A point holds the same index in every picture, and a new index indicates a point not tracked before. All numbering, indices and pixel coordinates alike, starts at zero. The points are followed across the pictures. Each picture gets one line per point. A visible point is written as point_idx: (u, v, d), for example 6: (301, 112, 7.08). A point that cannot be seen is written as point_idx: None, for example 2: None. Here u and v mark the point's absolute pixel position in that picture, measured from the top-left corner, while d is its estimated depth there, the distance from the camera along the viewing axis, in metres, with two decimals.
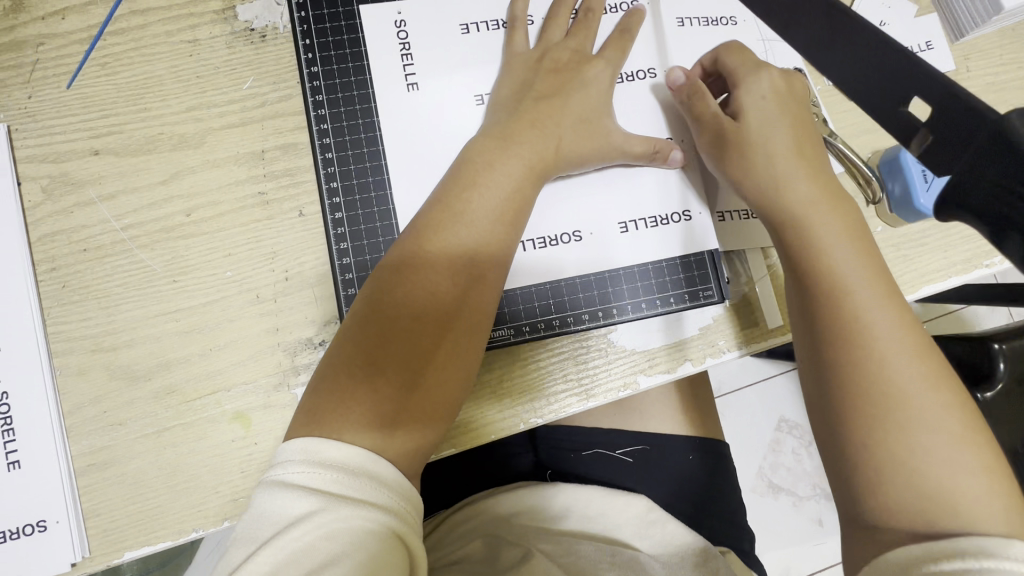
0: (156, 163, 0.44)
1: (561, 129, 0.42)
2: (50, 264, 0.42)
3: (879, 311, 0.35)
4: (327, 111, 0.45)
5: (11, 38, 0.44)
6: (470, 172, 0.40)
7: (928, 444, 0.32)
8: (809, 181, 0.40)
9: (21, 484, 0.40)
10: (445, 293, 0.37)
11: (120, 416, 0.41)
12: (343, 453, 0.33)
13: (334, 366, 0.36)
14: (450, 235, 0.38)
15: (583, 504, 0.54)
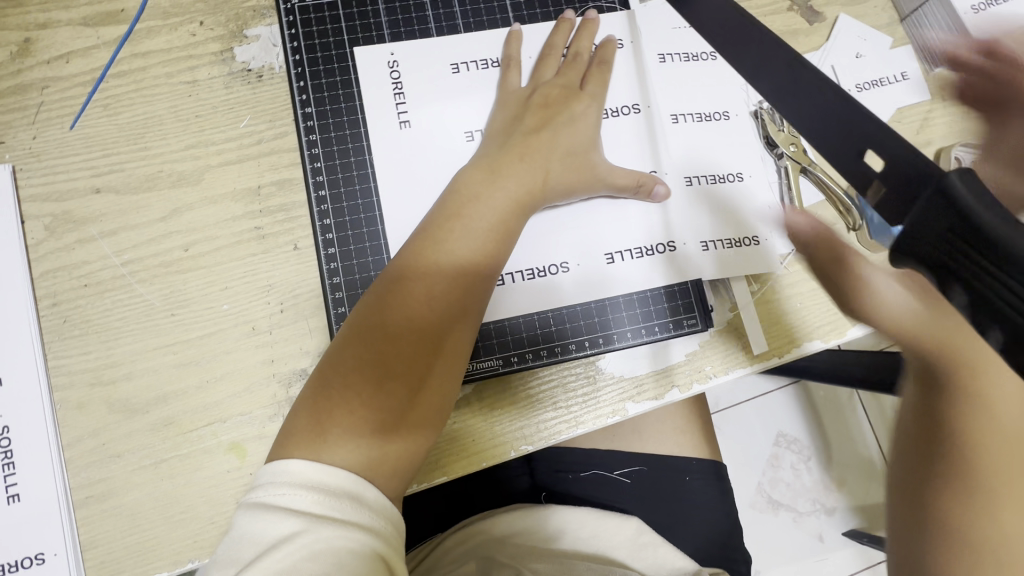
0: (156, 200, 0.45)
1: (548, 162, 0.44)
2: (52, 299, 0.43)
3: (977, 407, 0.40)
4: (322, 149, 0.47)
5: (18, 82, 0.45)
6: (459, 202, 0.41)
7: (994, 541, 0.38)
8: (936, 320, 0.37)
9: (21, 516, 0.40)
10: (432, 320, 0.38)
11: (118, 448, 0.42)
12: (325, 476, 0.34)
13: (318, 394, 0.37)
14: (432, 265, 0.39)
15: (576, 527, 0.55)
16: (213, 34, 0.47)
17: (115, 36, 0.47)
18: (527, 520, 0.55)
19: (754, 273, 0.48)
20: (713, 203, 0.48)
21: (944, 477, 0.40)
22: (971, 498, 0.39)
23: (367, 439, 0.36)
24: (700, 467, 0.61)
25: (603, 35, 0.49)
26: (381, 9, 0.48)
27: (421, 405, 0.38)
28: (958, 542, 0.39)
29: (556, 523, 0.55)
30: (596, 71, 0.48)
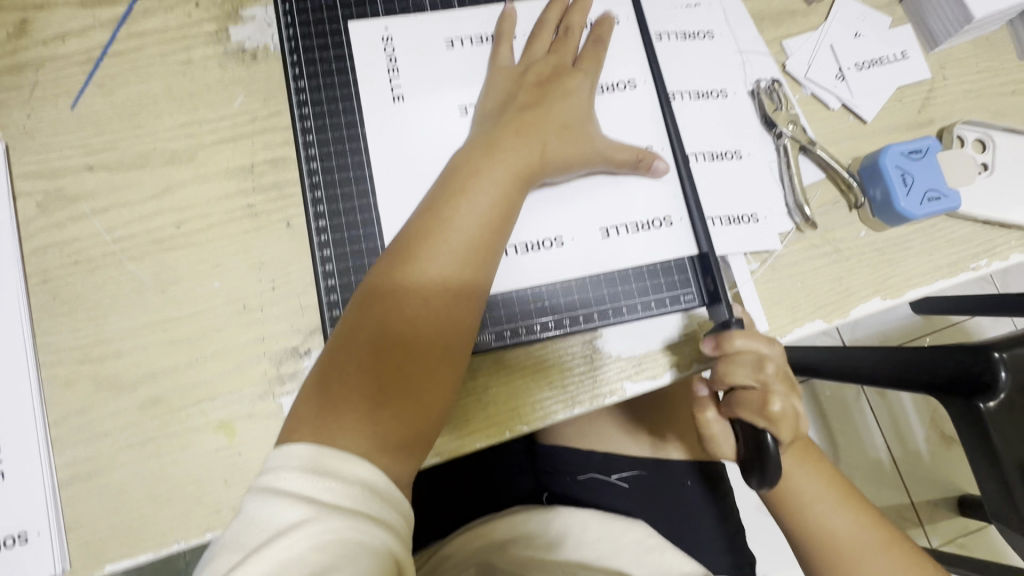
0: (149, 179, 0.45)
1: (546, 136, 0.43)
2: (43, 276, 0.43)
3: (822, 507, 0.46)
4: (313, 125, 0.46)
5: (14, 61, 0.45)
6: (446, 199, 0.40)
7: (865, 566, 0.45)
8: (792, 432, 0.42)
9: (4, 495, 0.39)
10: (427, 316, 0.38)
11: (106, 427, 0.41)
12: (339, 462, 0.33)
13: (325, 378, 0.37)
14: (438, 245, 0.39)
15: (580, 529, 0.53)
16: (209, 15, 0.48)
17: (112, 16, 0.47)
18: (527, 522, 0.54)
19: (755, 250, 0.47)
20: (710, 178, 0.47)
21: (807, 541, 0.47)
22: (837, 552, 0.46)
23: (372, 436, 0.35)
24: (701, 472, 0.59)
25: (597, 13, 0.49)
26: None
27: (421, 400, 0.37)
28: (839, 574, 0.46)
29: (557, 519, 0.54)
30: (588, 48, 0.47)
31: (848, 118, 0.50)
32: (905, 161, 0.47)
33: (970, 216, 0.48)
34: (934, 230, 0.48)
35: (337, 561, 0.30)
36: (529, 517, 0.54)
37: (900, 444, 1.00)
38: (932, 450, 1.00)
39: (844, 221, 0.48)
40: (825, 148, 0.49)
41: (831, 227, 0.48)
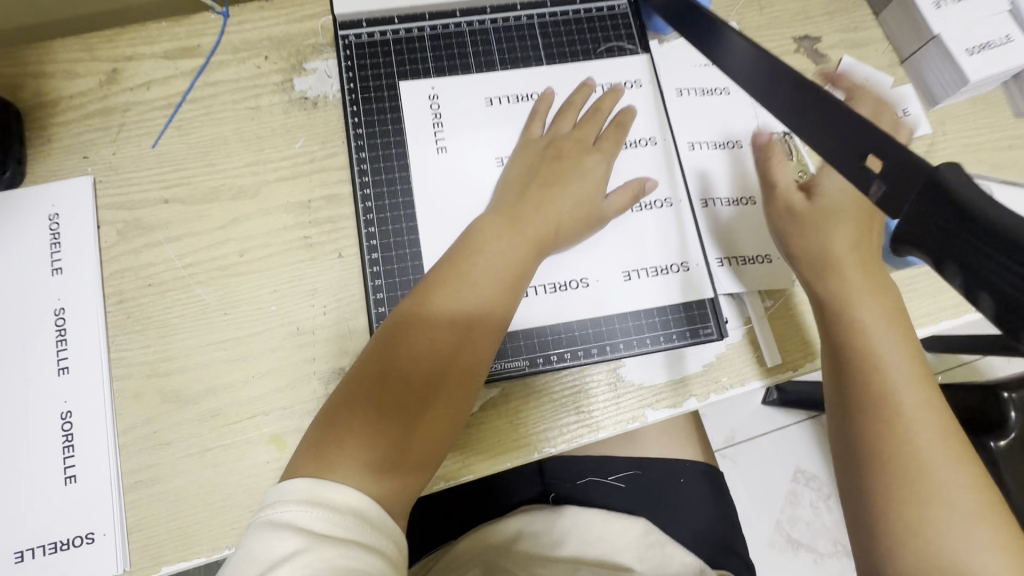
0: (217, 211, 0.50)
1: (560, 209, 0.47)
2: (119, 297, 0.47)
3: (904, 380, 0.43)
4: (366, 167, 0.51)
5: (105, 105, 0.51)
6: (464, 256, 0.44)
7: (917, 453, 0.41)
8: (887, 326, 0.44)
9: (72, 496, 0.43)
10: (437, 364, 0.41)
11: (168, 436, 0.45)
12: (335, 494, 0.35)
13: (338, 405, 0.40)
14: (455, 293, 0.42)
15: (583, 529, 0.59)
16: (276, 67, 0.53)
17: (191, 67, 0.53)
18: (535, 525, 0.59)
19: (763, 291, 0.50)
20: (726, 223, 0.52)
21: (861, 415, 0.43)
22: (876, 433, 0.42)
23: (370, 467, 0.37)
24: (690, 471, 0.67)
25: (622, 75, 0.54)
26: (426, 45, 0.54)
27: (420, 436, 0.40)
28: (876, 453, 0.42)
29: (562, 522, 0.59)
30: (610, 129, 0.51)
31: None
32: None
33: None
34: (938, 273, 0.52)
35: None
36: (535, 519, 0.60)
37: None
38: None
39: None
40: None
41: None
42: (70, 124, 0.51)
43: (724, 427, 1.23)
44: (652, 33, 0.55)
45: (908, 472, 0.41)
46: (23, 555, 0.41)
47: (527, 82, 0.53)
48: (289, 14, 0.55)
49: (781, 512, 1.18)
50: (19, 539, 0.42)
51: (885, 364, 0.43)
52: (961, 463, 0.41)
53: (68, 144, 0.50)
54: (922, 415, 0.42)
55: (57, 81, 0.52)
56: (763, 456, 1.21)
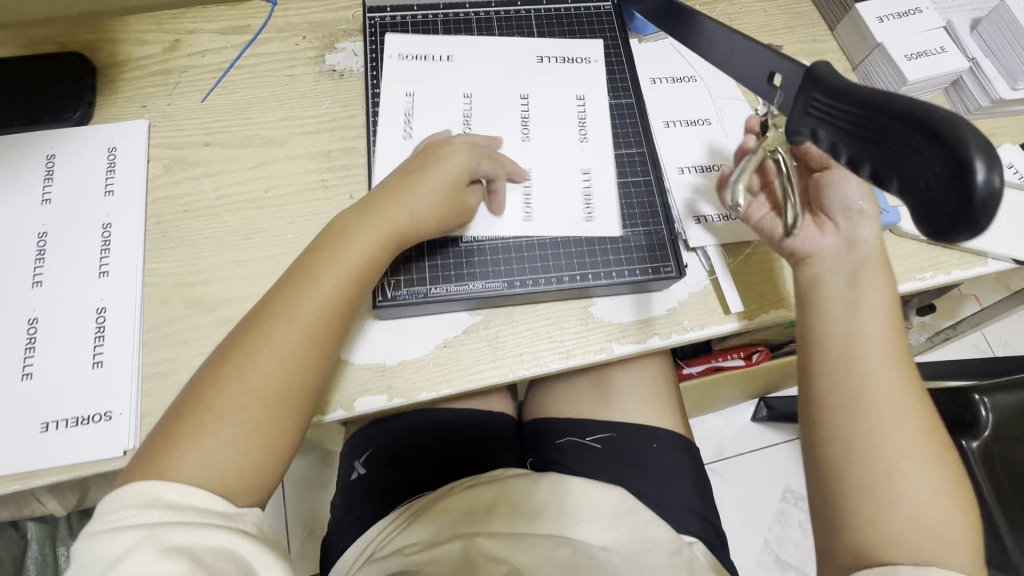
0: (249, 155, 0.58)
1: (413, 199, 0.48)
2: (159, 219, 0.55)
3: (889, 348, 0.45)
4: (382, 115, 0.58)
5: (166, 67, 0.61)
6: (325, 255, 0.46)
7: (896, 423, 0.43)
8: (881, 292, 0.46)
9: (97, 379, 0.48)
10: (289, 357, 0.43)
11: (186, 336, 0.51)
12: (170, 493, 0.37)
13: (181, 406, 0.41)
14: (299, 295, 0.44)
15: (560, 499, 0.60)
16: (311, 45, 0.63)
17: (240, 42, 0.63)
18: (513, 490, 0.61)
19: (731, 243, 0.56)
20: (693, 188, 0.58)
21: (852, 387, 0.44)
22: (862, 403, 0.44)
23: (236, 445, 0.40)
24: (666, 436, 0.65)
25: (576, 53, 0.62)
26: (440, 28, 0.62)
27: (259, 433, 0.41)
28: (864, 426, 0.43)
29: (540, 491, 0.60)
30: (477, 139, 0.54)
31: None
32: None
33: (915, 235, 0.57)
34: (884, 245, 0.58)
35: (178, 563, 0.35)
36: (516, 485, 0.61)
37: None
38: None
39: None
40: None
41: None
42: (135, 80, 0.60)
43: (714, 441, 1.24)
44: (634, 33, 0.65)
45: (880, 445, 0.43)
46: (48, 426, 0.47)
47: (521, 55, 0.61)
48: (326, 5, 0.65)
49: (770, 530, 1.17)
50: (47, 412, 0.47)
51: (877, 340, 0.45)
52: (936, 462, 0.43)
53: (131, 95, 0.59)
54: (900, 384, 0.44)
55: (128, 46, 0.61)
56: (751, 471, 1.22)
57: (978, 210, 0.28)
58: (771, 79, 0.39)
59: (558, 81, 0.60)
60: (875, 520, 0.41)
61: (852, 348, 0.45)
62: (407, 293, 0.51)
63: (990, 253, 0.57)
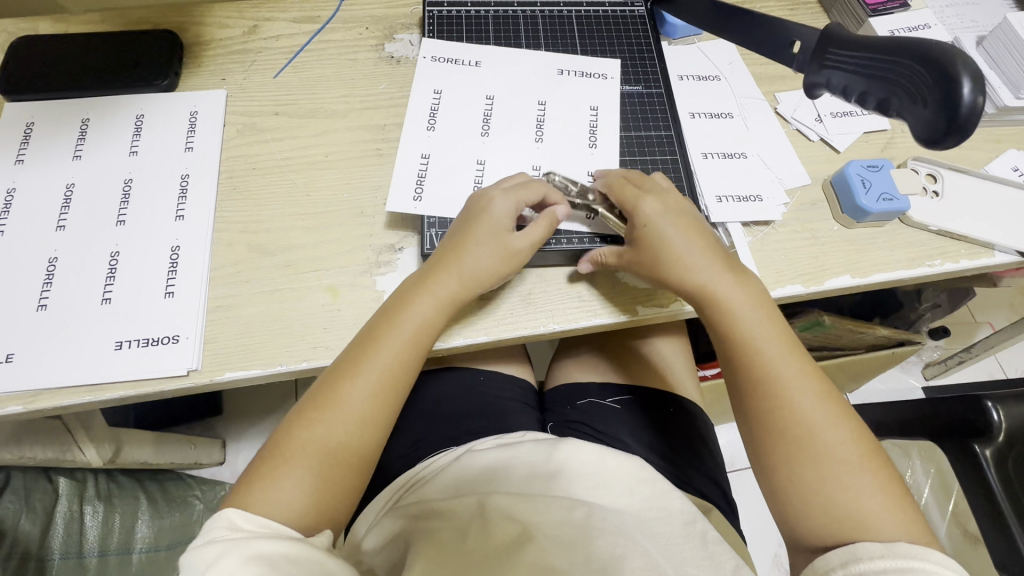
0: (313, 125, 0.64)
1: (461, 261, 0.52)
2: (231, 175, 0.61)
3: (781, 355, 0.51)
4: (416, 109, 0.62)
5: (245, 47, 0.68)
6: (386, 325, 0.51)
7: (807, 409, 0.49)
8: (753, 306, 0.52)
9: (168, 306, 0.53)
10: (359, 411, 0.49)
11: (248, 277, 0.56)
12: (250, 519, 0.42)
13: (270, 450, 0.48)
14: (374, 354, 0.50)
15: (579, 462, 0.57)
16: (373, 35, 0.70)
17: (310, 30, 0.70)
18: (530, 455, 0.59)
19: (751, 223, 0.61)
20: (716, 171, 0.63)
21: (766, 396, 0.50)
22: (777, 405, 0.49)
23: (307, 484, 0.46)
24: (684, 405, 0.68)
25: (593, 69, 0.66)
26: (489, 24, 0.69)
27: (335, 473, 0.47)
28: (786, 426, 0.49)
29: (558, 456, 0.58)
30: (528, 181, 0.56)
31: (825, 147, 0.66)
32: (864, 171, 0.61)
33: (924, 224, 0.61)
34: (894, 233, 0.62)
35: (257, 567, 0.38)
36: (537, 448, 0.60)
37: None
38: None
39: (820, 217, 0.62)
40: (793, 169, 0.64)
41: (810, 220, 0.62)
42: (217, 57, 0.67)
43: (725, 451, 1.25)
44: (664, 36, 0.72)
45: (806, 439, 0.48)
46: (121, 344, 0.52)
47: (544, 66, 0.66)
48: (388, 3, 0.73)
49: (781, 546, 1.15)
50: (123, 332, 0.52)
51: (770, 352, 0.51)
52: (852, 435, 0.48)
53: (212, 70, 0.67)
54: (800, 378, 0.50)
55: (212, 28, 0.69)
56: None
57: (964, 121, 0.39)
58: (792, 46, 0.50)
59: (594, 71, 0.66)
60: (806, 513, 0.47)
61: (754, 361, 0.51)
62: None
63: (996, 245, 0.61)
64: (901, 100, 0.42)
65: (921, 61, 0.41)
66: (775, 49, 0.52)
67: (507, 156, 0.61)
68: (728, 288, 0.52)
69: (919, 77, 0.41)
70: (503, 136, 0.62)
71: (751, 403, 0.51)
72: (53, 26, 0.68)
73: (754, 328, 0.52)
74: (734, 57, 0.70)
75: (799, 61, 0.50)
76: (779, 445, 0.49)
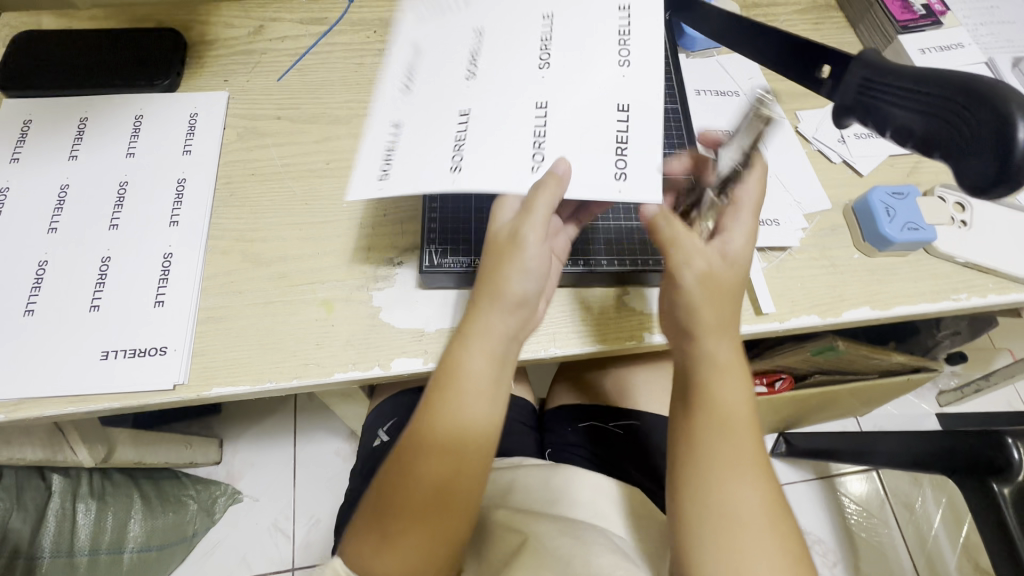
0: (316, 130, 0.62)
1: (511, 288, 0.44)
2: (228, 180, 0.59)
3: (747, 435, 0.44)
4: (394, 68, 0.51)
5: (250, 48, 0.67)
6: (447, 368, 0.45)
7: (752, 500, 0.42)
8: (740, 377, 0.46)
9: (158, 316, 0.52)
10: (453, 472, 0.44)
11: (241, 287, 0.54)
12: None
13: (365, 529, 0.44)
14: (457, 397, 0.44)
15: (575, 489, 0.54)
16: (381, 39, 0.68)
17: (317, 32, 0.68)
18: (528, 479, 0.56)
19: (767, 248, 0.58)
20: None
21: (718, 470, 0.43)
22: (726, 484, 0.42)
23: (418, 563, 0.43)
24: None
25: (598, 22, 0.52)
26: None
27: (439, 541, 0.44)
28: (727, 512, 0.41)
29: (557, 481, 0.55)
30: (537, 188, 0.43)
31: (847, 170, 0.63)
32: (889, 198, 0.58)
33: (950, 256, 0.58)
34: (918, 263, 0.58)
35: None
36: (532, 473, 0.57)
37: (927, 565, 1.15)
38: None
39: (840, 244, 0.59)
40: (812, 192, 0.61)
41: (829, 246, 0.59)
42: (221, 57, 0.66)
43: None
44: (682, 48, 0.69)
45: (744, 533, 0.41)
46: (108, 355, 0.50)
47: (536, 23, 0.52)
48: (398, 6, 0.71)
49: None
50: (109, 341, 0.50)
51: (738, 427, 0.44)
52: (787, 541, 0.41)
53: (215, 70, 0.65)
54: (753, 462, 0.43)
55: (217, 28, 0.67)
56: None
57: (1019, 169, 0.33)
58: (820, 69, 0.44)
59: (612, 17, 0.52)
60: None
61: (722, 431, 0.44)
62: (453, 262, 0.54)
63: None
64: (946, 137, 0.36)
65: (976, 95, 0.34)
66: (802, 72, 0.47)
67: (498, 106, 0.48)
68: (721, 353, 0.46)
69: (968, 116, 0.34)
70: (494, 86, 0.49)
71: (698, 473, 0.43)
72: (57, 21, 0.67)
73: (734, 398, 0.45)
74: (754, 72, 0.67)
75: (830, 85, 0.44)
76: (710, 529, 0.41)
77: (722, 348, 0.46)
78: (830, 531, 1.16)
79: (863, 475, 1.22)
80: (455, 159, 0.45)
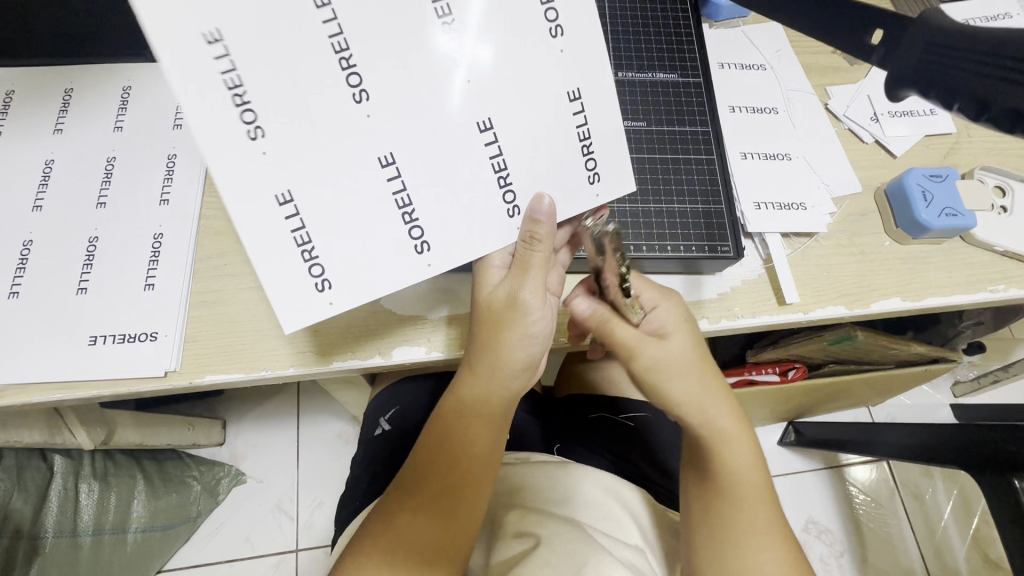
0: None
1: (528, 293, 0.44)
2: None
3: (757, 502, 0.47)
4: (218, 125, 0.34)
5: None
6: (473, 362, 0.46)
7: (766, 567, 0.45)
8: (745, 447, 0.48)
9: (148, 299, 0.49)
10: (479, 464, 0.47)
11: (238, 271, 0.52)
12: None
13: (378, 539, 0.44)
14: (483, 387, 0.46)
15: (582, 486, 0.52)
16: None
17: None
18: (535, 476, 0.54)
19: (795, 234, 0.54)
20: (756, 172, 0.56)
21: (730, 541, 0.46)
22: (739, 555, 0.45)
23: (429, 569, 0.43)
24: None
25: None
26: None
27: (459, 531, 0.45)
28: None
29: (565, 480, 0.53)
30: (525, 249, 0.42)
31: (879, 151, 0.59)
32: (925, 181, 0.54)
33: (988, 244, 0.54)
34: (954, 252, 0.55)
35: None
36: (539, 470, 0.55)
37: (934, 555, 1.13)
38: (974, 570, 1.12)
39: (870, 230, 0.56)
40: (842, 174, 0.57)
41: (858, 232, 0.55)
42: None
43: None
44: (706, 17, 0.64)
45: None
46: (95, 340, 0.48)
47: None
48: None
49: None
50: (96, 326, 0.48)
51: (747, 497, 0.47)
52: None
53: None
54: (765, 530, 0.46)
55: None
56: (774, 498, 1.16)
57: None
58: (868, 35, 0.36)
59: None
60: None
61: (730, 500, 0.47)
62: None
63: None
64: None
65: None
66: (842, 35, 0.37)
67: (429, 130, 0.38)
68: (725, 429, 0.48)
69: None
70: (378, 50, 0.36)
71: (711, 544, 0.46)
72: None
73: (741, 470, 0.48)
74: (782, 44, 0.63)
75: (881, 57, 0.35)
76: None
77: (726, 429, 0.48)
78: (837, 521, 1.14)
79: (872, 464, 1.20)
80: (417, 240, 0.40)
